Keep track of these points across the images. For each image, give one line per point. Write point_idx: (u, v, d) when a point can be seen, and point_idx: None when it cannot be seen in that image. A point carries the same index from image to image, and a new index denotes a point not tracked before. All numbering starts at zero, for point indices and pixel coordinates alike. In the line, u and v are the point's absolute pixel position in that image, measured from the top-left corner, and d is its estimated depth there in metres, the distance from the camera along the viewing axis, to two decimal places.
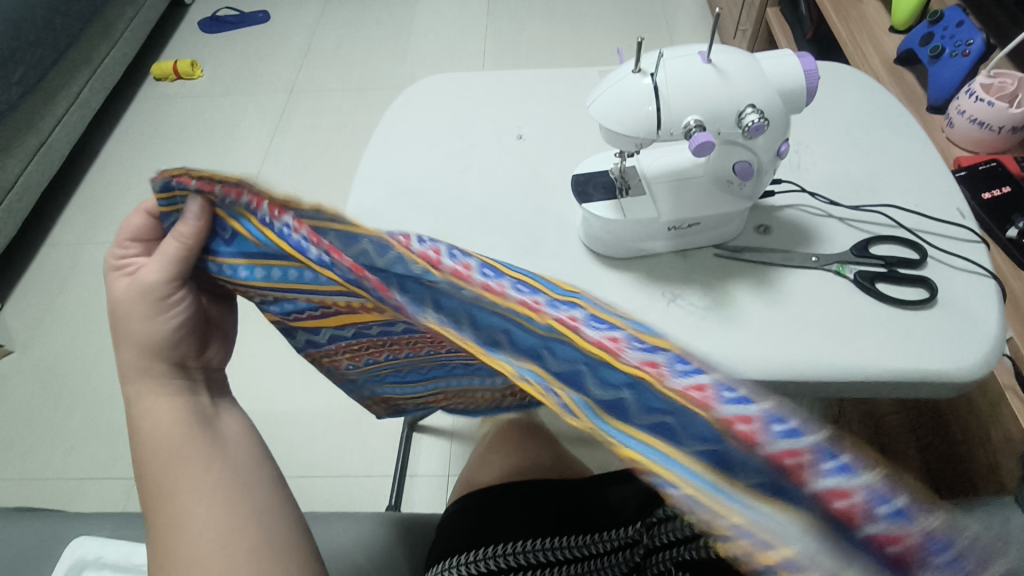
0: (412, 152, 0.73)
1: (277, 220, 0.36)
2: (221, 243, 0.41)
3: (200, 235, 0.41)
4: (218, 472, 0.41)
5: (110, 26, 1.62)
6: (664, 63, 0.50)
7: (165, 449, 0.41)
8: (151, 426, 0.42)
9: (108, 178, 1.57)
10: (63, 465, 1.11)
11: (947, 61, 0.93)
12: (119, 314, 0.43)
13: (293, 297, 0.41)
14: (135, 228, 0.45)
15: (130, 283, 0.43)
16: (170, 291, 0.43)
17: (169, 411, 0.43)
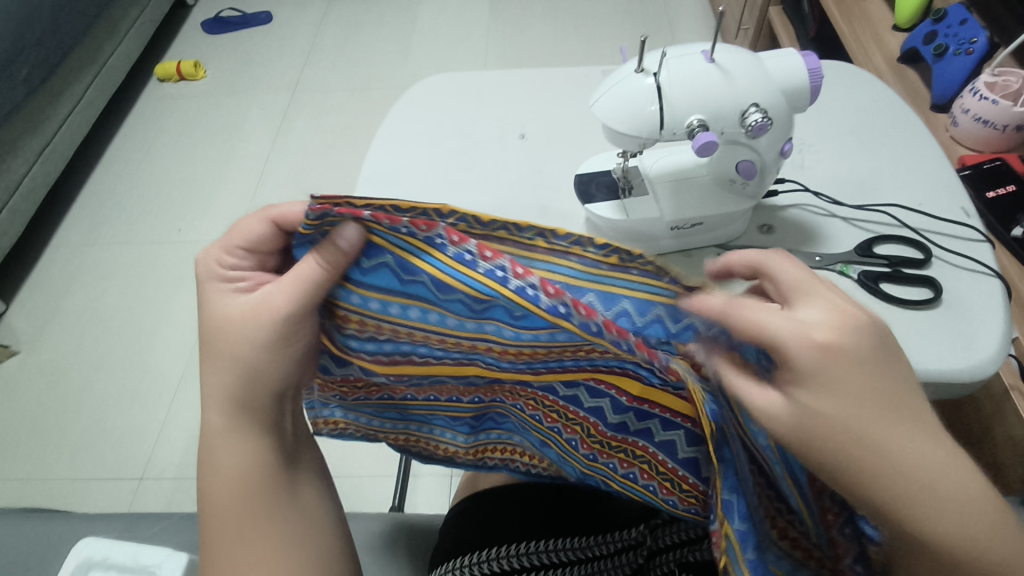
0: (417, 152, 0.73)
1: (459, 247, 0.34)
2: (358, 271, 0.38)
3: (345, 260, 0.37)
4: (289, 522, 0.44)
5: (114, 27, 1.63)
6: (667, 62, 0.49)
7: (240, 499, 0.43)
8: (233, 460, 0.43)
9: (113, 179, 1.57)
10: (69, 465, 1.12)
11: (951, 60, 0.92)
12: (237, 329, 0.41)
13: (396, 336, 0.40)
14: (253, 236, 0.43)
15: (259, 304, 0.41)
16: (297, 317, 0.40)
17: (251, 460, 0.44)
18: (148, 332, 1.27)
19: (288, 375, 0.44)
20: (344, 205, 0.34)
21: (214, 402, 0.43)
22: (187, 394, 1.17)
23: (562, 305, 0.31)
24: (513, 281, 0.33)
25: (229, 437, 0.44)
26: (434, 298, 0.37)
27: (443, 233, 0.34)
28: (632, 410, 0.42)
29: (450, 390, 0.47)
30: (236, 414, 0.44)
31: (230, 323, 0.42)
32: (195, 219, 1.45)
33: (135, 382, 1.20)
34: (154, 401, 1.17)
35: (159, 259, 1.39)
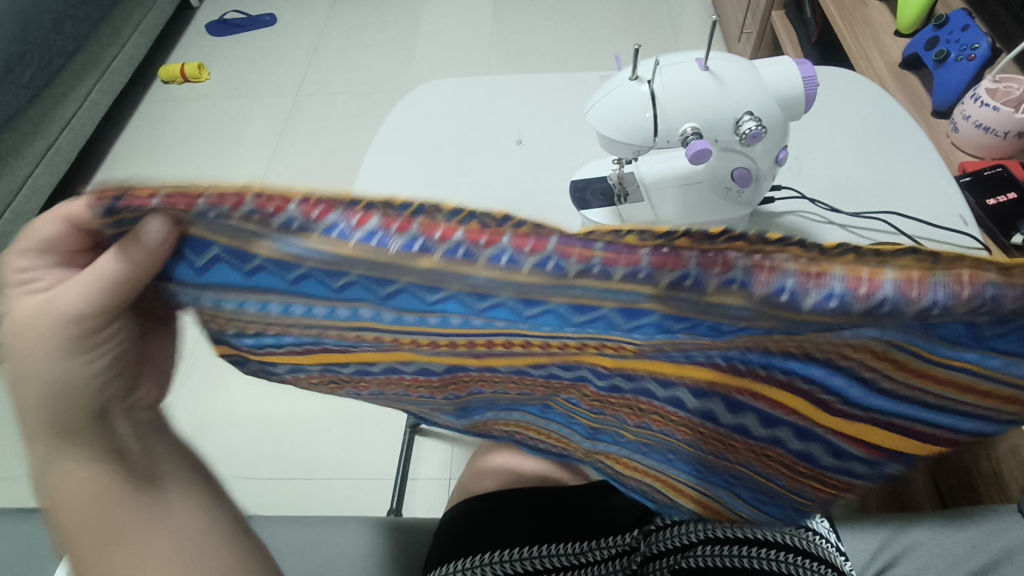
0: (412, 156, 0.73)
1: (362, 232, 0.28)
2: (192, 267, 0.34)
3: (160, 259, 0.33)
4: (154, 534, 0.40)
5: (117, 29, 1.64)
6: (661, 70, 0.50)
7: (97, 521, 0.39)
8: (75, 483, 0.39)
9: (115, 180, 1.59)
10: None
11: (953, 66, 0.92)
12: (30, 355, 0.37)
13: (291, 333, 0.38)
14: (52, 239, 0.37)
15: (57, 316, 0.36)
16: (101, 327, 0.38)
17: (87, 479, 0.39)
18: None
19: (98, 389, 0.40)
20: (130, 194, 0.29)
21: (35, 435, 0.40)
22: (187, 393, 1.18)
23: (458, 245, 0.27)
24: (393, 241, 0.28)
25: (64, 469, 0.39)
26: (284, 287, 0.33)
27: (256, 203, 0.27)
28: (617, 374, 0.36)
29: (417, 386, 0.44)
30: (55, 439, 0.40)
31: (23, 353, 0.37)
32: None
33: None
34: None
35: None
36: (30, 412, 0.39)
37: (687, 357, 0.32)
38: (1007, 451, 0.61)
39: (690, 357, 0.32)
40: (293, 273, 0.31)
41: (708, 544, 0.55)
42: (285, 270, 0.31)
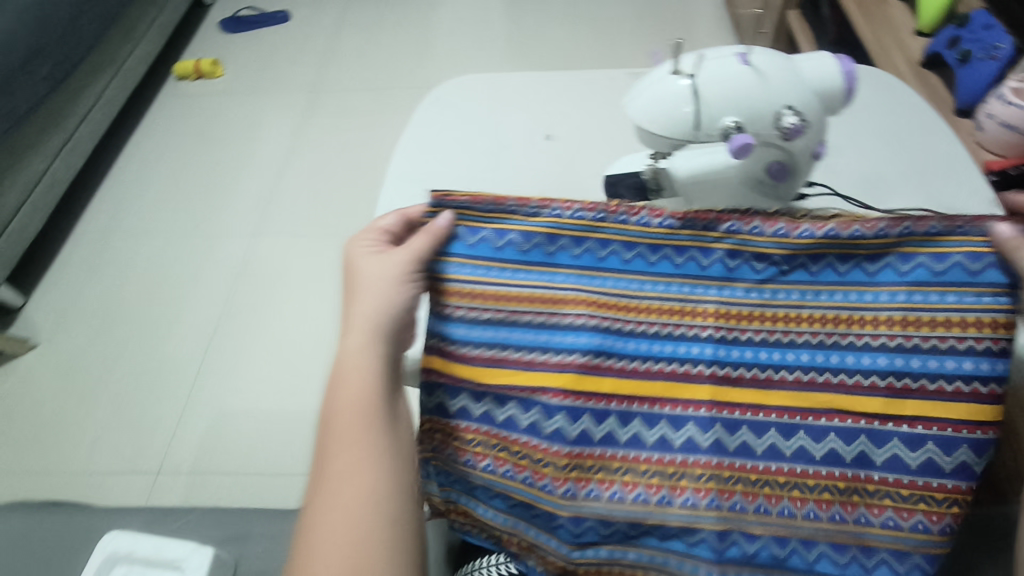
0: (441, 150, 0.73)
1: (570, 210, 0.56)
2: (458, 246, 0.57)
3: (439, 239, 0.56)
4: (383, 445, 0.47)
5: (134, 26, 1.65)
6: (702, 64, 0.50)
7: (348, 414, 0.48)
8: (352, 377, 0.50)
9: (131, 175, 1.59)
10: (88, 457, 1.13)
11: (975, 65, 0.92)
12: (367, 279, 0.54)
13: (492, 314, 0.55)
14: (389, 225, 0.59)
15: (380, 262, 0.54)
16: (410, 272, 0.54)
17: (360, 375, 0.50)
18: (167, 327, 1.28)
19: (399, 313, 0.54)
20: (448, 197, 0.58)
21: (353, 335, 0.52)
22: (206, 387, 1.18)
23: (623, 215, 0.55)
24: (589, 214, 0.56)
25: (359, 357, 0.50)
26: (521, 256, 0.56)
27: (515, 201, 0.57)
28: (719, 421, 0.50)
29: (547, 467, 0.51)
30: (369, 339, 0.51)
31: (364, 282, 0.54)
32: (213, 217, 1.46)
33: (151, 376, 1.21)
34: (169, 396, 1.18)
35: (180, 251, 1.40)
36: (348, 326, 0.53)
37: (757, 350, 0.52)
38: None
39: (763, 352, 0.52)
40: (529, 244, 0.56)
41: None
42: (525, 239, 0.56)
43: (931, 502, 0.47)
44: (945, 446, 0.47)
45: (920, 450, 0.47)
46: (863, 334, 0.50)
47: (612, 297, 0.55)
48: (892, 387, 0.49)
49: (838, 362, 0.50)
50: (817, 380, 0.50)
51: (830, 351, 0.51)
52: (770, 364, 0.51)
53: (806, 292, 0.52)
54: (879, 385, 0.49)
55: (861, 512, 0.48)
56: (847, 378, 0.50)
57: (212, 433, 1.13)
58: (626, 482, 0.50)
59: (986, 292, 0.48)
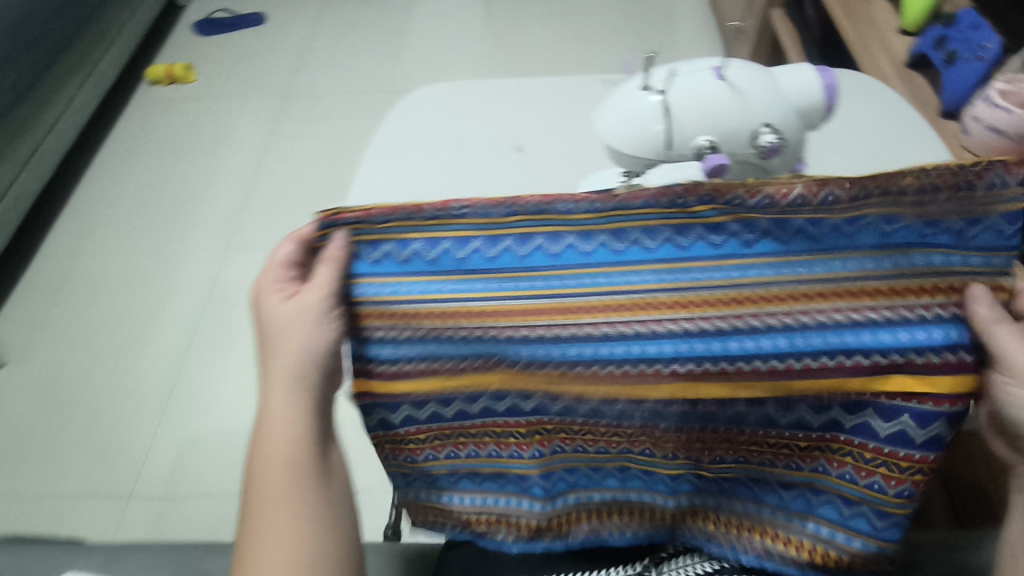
0: (408, 165, 0.70)
1: (479, 207, 0.43)
2: (363, 265, 0.45)
3: (341, 264, 0.44)
4: (315, 501, 0.44)
5: (106, 30, 1.59)
6: (674, 80, 0.47)
7: (273, 476, 0.44)
8: (273, 442, 0.44)
9: (102, 185, 1.54)
10: (56, 482, 1.09)
11: (962, 66, 0.90)
12: (279, 329, 0.45)
13: (418, 331, 0.45)
14: (284, 256, 0.46)
15: (292, 306, 0.44)
16: (330, 309, 0.44)
17: (284, 431, 0.44)
18: (137, 346, 1.23)
19: (328, 359, 0.46)
20: (335, 214, 0.45)
21: (273, 385, 0.45)
22: (178, 408, 1.15)
23: (538, 205, 0.42)
24: (499, 209, 0.43)
25: (284, 411, 0.44)
26: (430, 267, 0.44)
27: (408, 210, 0.44)
28: (677, 408, 0.44)
29: (506, 437, 0.49)
30: (292, 390, 0.44)
31: (269, 336, 0.45)
32: (186, 230, 1.42)
33: (122, 396, 1.17)
34: (140, 416, 1.14)
35: (152, 266, 1.36)
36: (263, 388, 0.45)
37: (724, 340, 0.41)
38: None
39: (732, 343, 0.41)
40: (439, 251, 0.44)
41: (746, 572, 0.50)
42: (432, 248, 0.44)
43: (893, 468, 0.42)
44: (919, 418, 0.41)
45: (890, 422, 0.42)
46: (825, 309, 0.40)
47: (541, 297, 0.43)
48: (878, 366, 0.40)
49: (811, 342, 0.41)
50: (795, 368, 0.41)
51: (810, 334, 0.40)
52: (741, 355, 0.41)
53: (769, 264, 0.41)
54: (862, 364, 0.41)
55: (819, 463, 0.45)
56: (815, 362, 0.41)
57: (185, 456, 1.09)
58: (587, 440, 0.49)
59: (971, 253, 0.40)
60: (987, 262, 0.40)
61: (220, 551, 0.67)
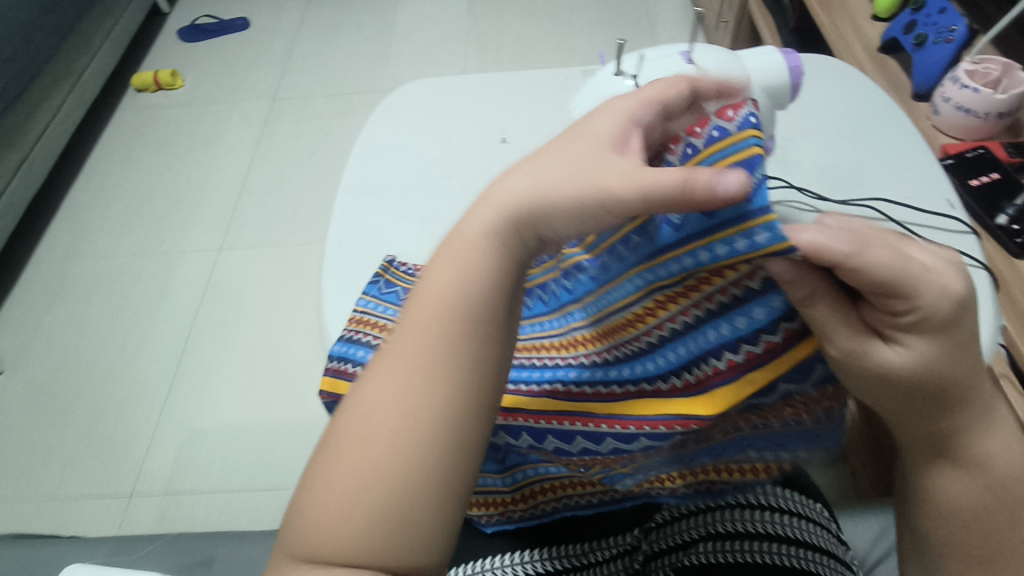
0: (396, 160, 0.71)
1: None
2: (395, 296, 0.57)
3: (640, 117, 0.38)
4: (429, 401, 0.35)
5: (88, 38, 1.60)
6: (644, 65, 0.49)
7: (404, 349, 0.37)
8: (455, 254, 0.38)
9: (93, 191, 1.55)
10: (57, 484, 1.10)
11: (931, 49, 0.92)
12: (541, 161, 0.38)
13: None
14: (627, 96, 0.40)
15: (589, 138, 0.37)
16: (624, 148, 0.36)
17: (441, 283, 0.38)
18: (133, 349, 1.25)
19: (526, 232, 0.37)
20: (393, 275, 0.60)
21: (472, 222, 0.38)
22: (177, 407, 1.16)
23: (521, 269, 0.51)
24: None
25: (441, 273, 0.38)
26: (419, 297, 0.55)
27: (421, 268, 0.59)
28: (579, 434, 0.44)
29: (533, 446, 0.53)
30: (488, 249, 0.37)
31: (585, 122, 0.39)
32: (179, 233, 1.43)
33: (119, 398, 1.18)
34: (140, 417, 1.16)
35: (144, 270, 1.37)
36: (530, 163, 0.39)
37: (608, 367, 0.44)
38: None
39: (610, 370, 0.44)
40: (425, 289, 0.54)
41: (710, 539, 0.57)
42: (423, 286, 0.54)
43: (795, 403, 0.39)
44: (797, 376, 0.37)
45: (772, 395, 0.38)
46: (657, 327, 0.40)
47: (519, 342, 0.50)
48: (736, 365, 0.38)
49: (663, 361, 0.41)
50: (678, 387, 0.40)
51: (670, 347, 0.40)
52: (632, 377, 0.43)
53: (602, 299, 0.43)
54: (724, 368, 0.38)
55: (756, 421, 0.41)
56: (677, 382, 0.40)
57: (185, 454, 1.10)
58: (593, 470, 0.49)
59: (754, 226, 0.31)
60: (772, 237, 0.31)
61: (223, 538, 0.69)
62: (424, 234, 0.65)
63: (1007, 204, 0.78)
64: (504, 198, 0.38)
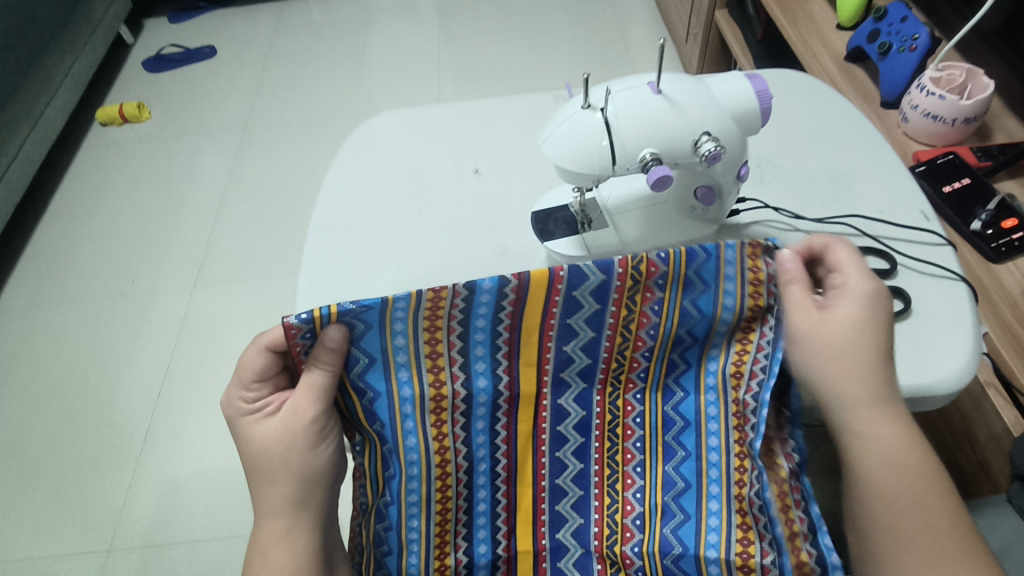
0: (364, 197, 0.69)
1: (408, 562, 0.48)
2: (393, 558, 0.47)
3: (342, 360, 0.42)
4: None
5: (50, 76, 1.57)
6: (613, 96, 0.48)
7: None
8: (281, 535, 0.44)
9: (60, 233, 1.51)
10: (30, 543, 1.05)
11: (896, 57, 0.93)
12: (263, 450, 0.44)
13: (461, 504, 0.49)
14: (256, 370, 0.45)
15: (271, 433, 0.44)
16: (257, 404, 0.46)
17: (283, 552, 0.44)
18: (107, 398, 1.21)
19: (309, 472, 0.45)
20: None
21: (271, 512, 0.44)
22: (154, 455, 1.12)
23: (362, 449, 0.46)
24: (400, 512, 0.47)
25: (283, 536, 0.44)
26: (400, 522, 0.47)
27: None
28: (575, 444, 0.49)
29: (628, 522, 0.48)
30: (295, 515, 0.45)
31: (263, 449, 0.44)
32: (152, 271, 1.40)
33: (95, 449, 1.14)
34: (115, 467, 1.12)
35: (114, 313, 1.34)
36: (257, 555, 0.44)
37: (479, 346, 0.44)
38: (990, 439, 0.75)
39: (478, 351, 0.45)
40: (407, 533, 0.47)
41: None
42: (385, 541, 0.47)
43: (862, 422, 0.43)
44: (577, 279, 0.42)
45: (582, 304, 0.43)
46: (453, 308, 0.42)
47: (431, 433, 0.46)
48: (517, 296, 0.42)
49: (482, 393, 0.46)
50: (516, 338, 0.44)
51: (478, 311, 0.42)
52: (494, 360, 0.45)
53: (395, 322, 0.42)
54: (511, 309, 0.43)
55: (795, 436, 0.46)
56: (508, 334, 0.44)
57: (165, 503, 1.07)
58: (635, 477, 0.48)
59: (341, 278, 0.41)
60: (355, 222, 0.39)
61: None
62: (399, 272, 0.62)
63: (980, 209, 0.78)
64: (283, 492, 0.44)
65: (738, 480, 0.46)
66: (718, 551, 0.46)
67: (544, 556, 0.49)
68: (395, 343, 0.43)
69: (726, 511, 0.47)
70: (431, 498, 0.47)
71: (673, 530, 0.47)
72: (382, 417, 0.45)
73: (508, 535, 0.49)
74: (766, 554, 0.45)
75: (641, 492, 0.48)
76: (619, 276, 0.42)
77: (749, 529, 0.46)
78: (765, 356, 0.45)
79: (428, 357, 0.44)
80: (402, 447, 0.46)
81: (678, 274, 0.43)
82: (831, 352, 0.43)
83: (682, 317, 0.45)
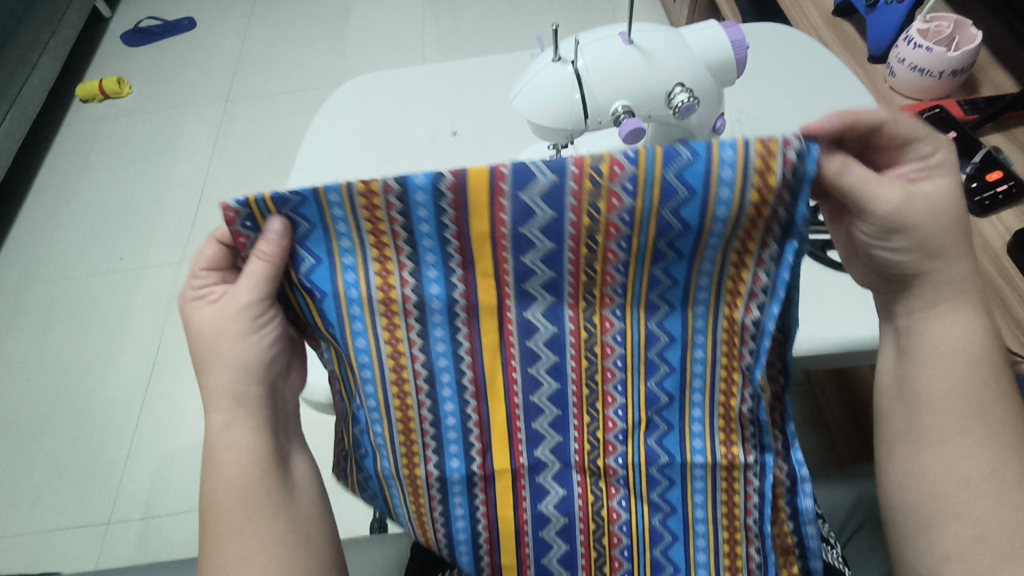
0: (341, 161, 0.69)
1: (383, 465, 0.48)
2: (367, 459, 0.49)
3: (285, 252, 0.41)
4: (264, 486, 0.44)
5: (26, 51, 1.53)
6: (583, 49, 0.47)
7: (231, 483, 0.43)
8: (225, 430, 0.44)
9: (46, 212, 1.49)
10: (31, 517, 1.07)
11: (884, 9, 0.90)
12: (203, 340, 0.45)
13: (428, 420, 0.47)
14: (209, 257, 0.46)
15: (209, 319, 0.45)
16: (201, 289, 0.46)
17: (233, 445, 0.44)
18: (100, 373, 1.21)
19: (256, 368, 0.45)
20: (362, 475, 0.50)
21: (216, 405, 0.45)
22: (149, 429, 1.13)
23: (327, 352, 0.47)
24: (367, 412, 0.46)
25: (229, 432, 0.44)
26: (367, 424, 0.47)
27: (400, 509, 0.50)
28: (546, 362, 0.45)
29: (606, 438, 0.47)
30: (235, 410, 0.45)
31: (201, 338, 0.45)
32: (140, 246, 1.39)
33: (89, 423, 1.15)
34: (110, 441, 1.13)
35: (101, 289, 1.33)
36: (209, 454, 0.45)
37: (429, 248, 0.41)
38: None
39: (428, 253, 0.42)
40: (373, 434, 0.47)
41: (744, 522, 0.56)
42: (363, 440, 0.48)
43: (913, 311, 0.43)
44: (526, 181, 0.37)
45: (538, 212, 0.39)
46: (389, 206, 0.39)
47: (384, 335, 0.44)
48: (458, 201, 0.38)
49: (435, 300, 0.43)
50: (464, 241, 0.40)
51: (414, 206, 0.39)
52: (446, 263, 0.42)
53: (332, 215, 0.40)
54: (455, 215, 0.39)
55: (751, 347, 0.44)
56: (456, 241, 0.41)
57: (162, 474, 1.08)
58: (609, 397, 0.46)
59: None
60: None
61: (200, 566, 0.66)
62: None
63: (965, 163, 0.78)
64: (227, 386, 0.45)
65: (726, 390, 0.45)
66: (705, 456, 0.47)
67: (522, 473, 0.48)
68: (341, 239, 0.41)
69: (710, 431, 0.46)
70: (389, 405, 0.46)
71: (659, 441, 0.47)
72: (332, 319, 0.43)
73: (483, 452, 0.48)
74: (748, 453, 0.46)
75: (623, 413, 0.46)
76: (575, 177, 0.37)
77: (733, 432, 0.46)
78: (762, 294, 0.40)
79: (376, 258, 0.42)
80: (353, 349, 0.44)
81: (651, 176, 0.37)
82: (904, 240, 0.39)
83: (660, 228, 0.39)
